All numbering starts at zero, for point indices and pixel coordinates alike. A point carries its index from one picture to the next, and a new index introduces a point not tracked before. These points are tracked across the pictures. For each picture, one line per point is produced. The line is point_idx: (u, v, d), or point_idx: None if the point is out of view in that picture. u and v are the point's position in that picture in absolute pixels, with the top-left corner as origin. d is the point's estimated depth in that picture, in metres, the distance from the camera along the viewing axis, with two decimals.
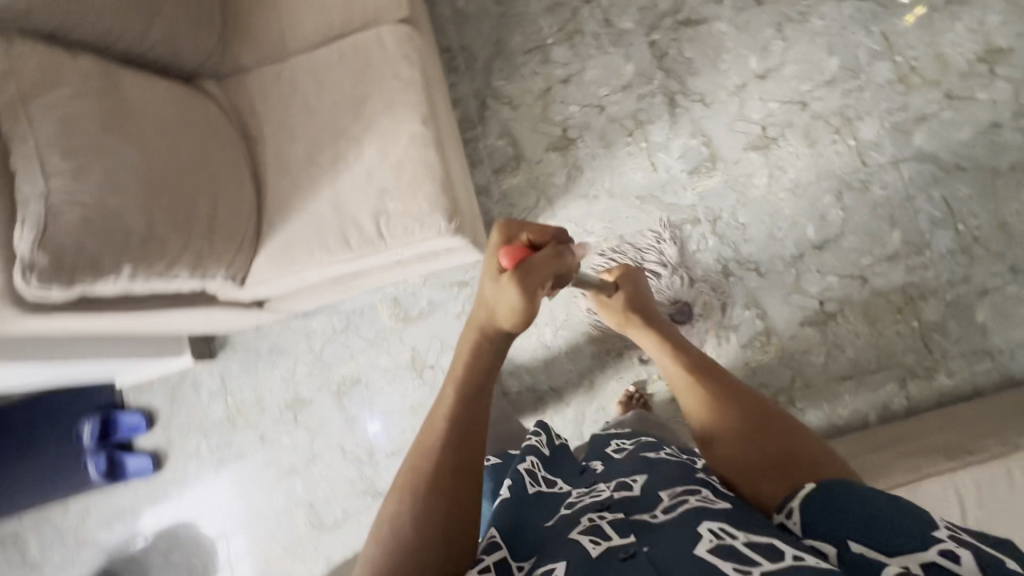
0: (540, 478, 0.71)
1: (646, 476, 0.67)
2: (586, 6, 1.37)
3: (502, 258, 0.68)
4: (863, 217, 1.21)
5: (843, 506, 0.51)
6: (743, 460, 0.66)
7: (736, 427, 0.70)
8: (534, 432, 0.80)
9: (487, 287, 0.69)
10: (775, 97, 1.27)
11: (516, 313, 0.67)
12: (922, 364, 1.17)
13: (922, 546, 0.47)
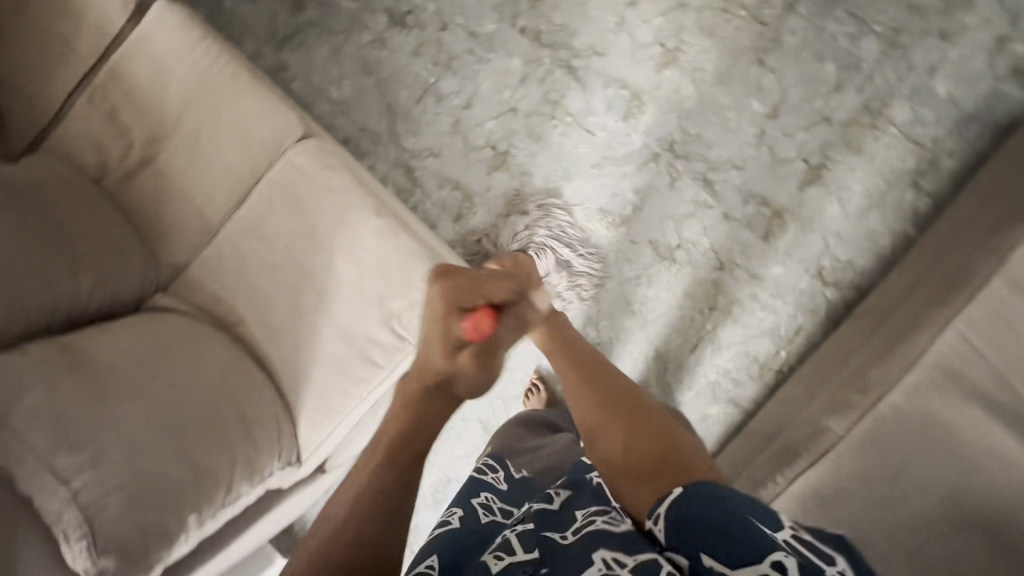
0: (495, 510, 0.74)
1: (567, 490, 0.69)
2: (445, 31, 1.37)
3: (464, 329, 0.67)
4: (793, 68, 1.23)
5: (703, 522, 0.55)
6: (624, 455, 0.68)
7: (623, 426, 0.72)
8: (489, 470, 0.85)
9: (439, 356, 0.68)
10: (654, 13, 1.28)
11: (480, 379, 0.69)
12: (921, 159, 1.19)
13: (758, 559, 0.51)
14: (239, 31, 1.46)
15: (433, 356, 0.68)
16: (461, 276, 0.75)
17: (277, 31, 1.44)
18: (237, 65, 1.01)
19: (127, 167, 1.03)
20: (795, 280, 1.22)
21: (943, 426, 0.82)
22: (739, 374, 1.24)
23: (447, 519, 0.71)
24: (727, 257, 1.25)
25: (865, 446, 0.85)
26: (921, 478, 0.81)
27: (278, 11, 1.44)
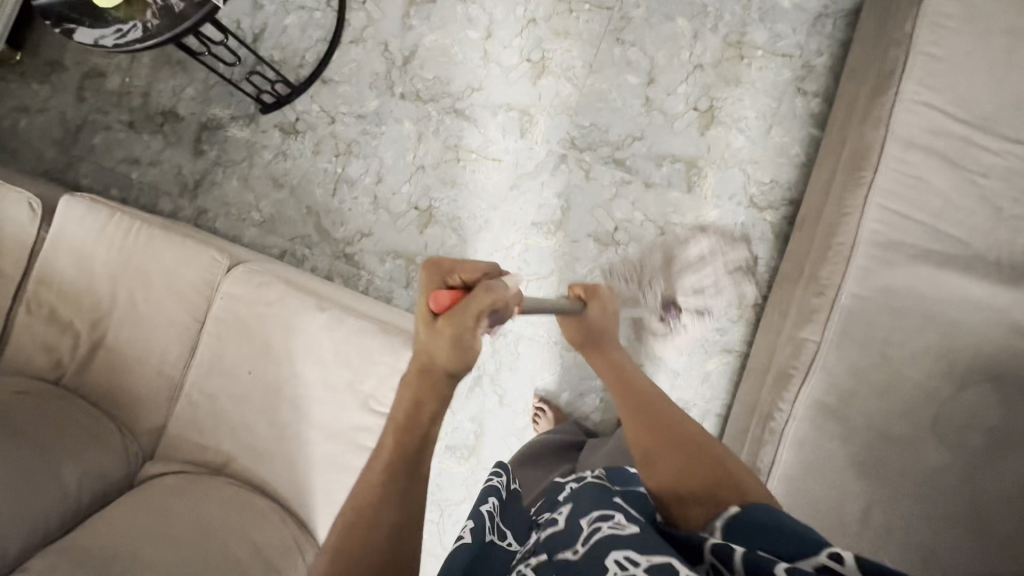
0: (495, 526, 0.66)
1: (570, 504, 0.61)
2: (335, 123, 1.44)
3: (436, 299, 0.61)
4: (650, 34, 1.31)
5: (759, 523, 0.52)
6: (676, 473, 0.66)
7: (682, 457, 0.68)
8: (497, 472, 0.74)
9: (419, 330, 0.63)
10: (511, 36, 1.37)
11: (459, 346, 0.59)
12: (796, 67, 1.25)
13: (815, 551, 0.47)
14: (153, 195, 1.53)
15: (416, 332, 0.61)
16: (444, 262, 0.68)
17: (186, 182, 1.51)
18: (150, 226, 1.06)
19: (80, 356, 1.06)
20: (733, 217, 1.25)
21: (908, 294, 0.83)
22: (721, 321, 1.25)
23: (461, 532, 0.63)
24: (663, 219, 1.28)
25: (848, 339, 0.85)
26: (905, 355, 0.83)
27: (181, 164, 1.51)
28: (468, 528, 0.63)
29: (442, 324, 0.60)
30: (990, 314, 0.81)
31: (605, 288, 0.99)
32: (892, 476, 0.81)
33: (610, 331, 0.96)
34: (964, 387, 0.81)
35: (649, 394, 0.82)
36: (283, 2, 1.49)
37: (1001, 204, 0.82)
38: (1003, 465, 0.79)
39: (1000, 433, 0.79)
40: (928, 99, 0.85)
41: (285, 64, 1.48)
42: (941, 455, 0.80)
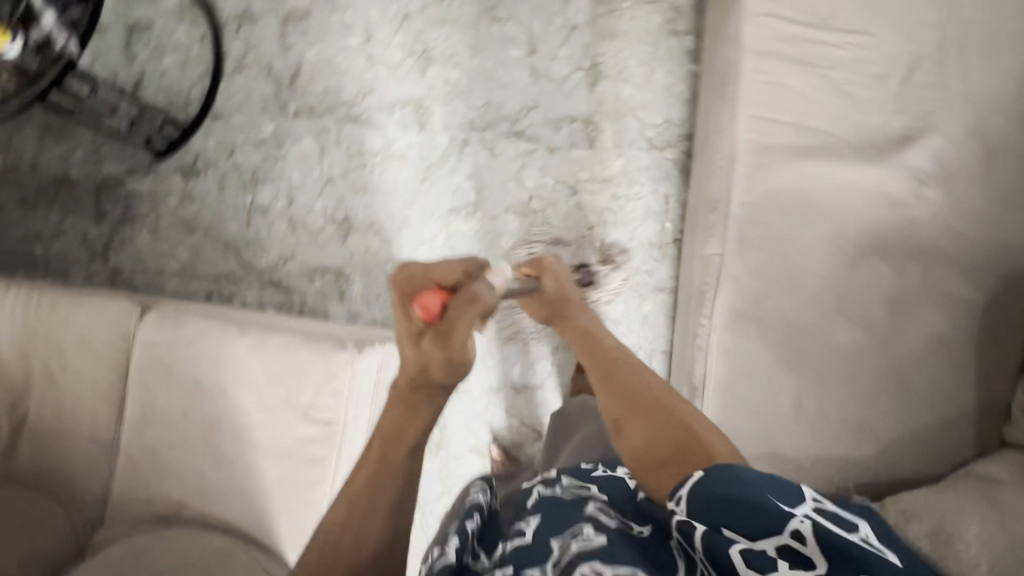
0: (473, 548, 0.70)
1: (537, 517, 0.69)
2: (235, 154, 1.42)
3: (423, 312, 0.61)
4: (521, 7, 1.35)
5: (726, 497, 0.56)
6: (645, 443, 0.66)
7: (647, 422, 0.67)
8: (479, 488, 0.79)
9: (406, 348, 0.61)
10: (391, 36, 1.39)
11: (449, 366, 0.59)
12: (662, 10, 1.31)
13: (779, 530, 0.55)
14: (62, 267, 1.47)
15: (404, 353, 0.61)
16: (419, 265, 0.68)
17: (95, 246, 1.46)
18: (52, 292, 1.02)
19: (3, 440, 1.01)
20: (637, 162, 1.30)
21: (792, 192, 0.88)
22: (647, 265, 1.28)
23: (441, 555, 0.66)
24: (573, 179, 1.31)
25: (749, 246, 0.88)
26: (801, 248, 0.87)
27: (86, 230, 1.46)
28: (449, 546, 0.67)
29: (429, 343, 0.59)
30: (866, 193, 0.86)
31: (553, 261, 1.00)
32: (813, 361, 0.86)
33: (569, 292, 0.96)
34: (857, 266, 0.86)
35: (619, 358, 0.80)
36: (157, 47, 1.47)
37: (851, 91, 0.88)
38: (906, 328, 0.85)
39: (897, 299, 0.85)
40: (768, 9, 0.91)
41: (172, 106, 1.45)
42: (852, 332, 0.86)
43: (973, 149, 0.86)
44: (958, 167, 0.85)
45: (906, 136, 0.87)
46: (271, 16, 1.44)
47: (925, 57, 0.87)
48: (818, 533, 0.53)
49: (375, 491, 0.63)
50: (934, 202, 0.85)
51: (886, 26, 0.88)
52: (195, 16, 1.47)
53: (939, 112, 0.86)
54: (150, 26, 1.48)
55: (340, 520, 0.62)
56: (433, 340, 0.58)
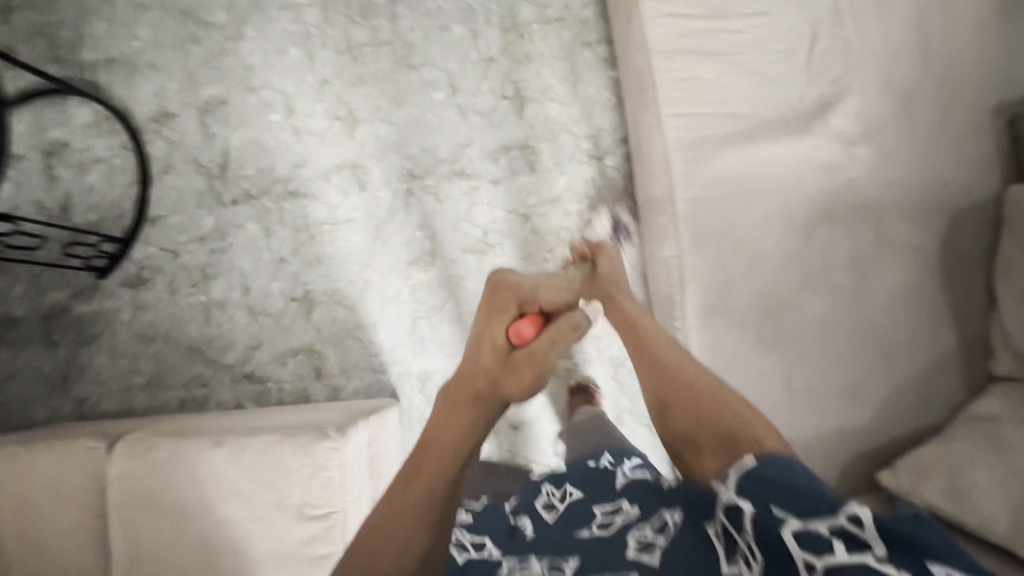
0: (470, 545, 0.80)
1: (579, 560, 0.67)
2: (180, 255, 1.38)
3: (520, 325, 0.70)
4: (434, 50, 1.36)
5: (770, 479, 0.56)
6: (693, 424, 0.69)
7: (695, 411, 0.70)
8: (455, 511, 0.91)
9: (486, 356, 0.68)
10: (313, 105, 1.38)
11: (526, 384, 0.67)
12: (570, 25, 1.33)
13: (834, 514, 0.50)
14: (22, 409, 1.39)
15: (484, 358, 0.68)
16: (524, 285, 0.73)
17: (53, 379, 1.39)
18: (12, 448, 0.96)
19: None
20: (580, 176, 1.30)
21: (732, 177, 0.88)
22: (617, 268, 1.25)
23: None
24: (522, 206, 1.31)
25: (704, 238, 0.88)
26: (753, 230, 0.87)
27: (39, 365, 1.39)
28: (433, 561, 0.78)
29: (518, 356, 0.67)
30: (802, 164, 0.87)
31: (611, 246, 0.99)
32: (793, 337, 0.85)
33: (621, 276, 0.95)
34: (811, 233, 0.87)
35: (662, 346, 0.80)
36: (79, 164, 1.43)
37: (763, 70, 0.90)
38: (872, 283, 0.85)
39: (857, 257, 0.86)
40: (666, 9, 0.92)
41: (105, 220, 1.41)
42: (823, 301, 0.86)
43: (890, 100, 0.87)
44: (881, 120, 0.87)
45: (825, 102, 0.88)
46: (189, 110, 1.42)
47: (824, 24, 0.89)
48: (877, 519, 0.48)
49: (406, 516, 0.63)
50: (868, 159, 0.86)
51: (780, 3, 0.90)
52: (112, 125, 1.44)
53: (850, 74, 0.88)
54: (66, 144, 1.44)
55: (372, 547, 0.62)
56: (525, 354, 0.67)
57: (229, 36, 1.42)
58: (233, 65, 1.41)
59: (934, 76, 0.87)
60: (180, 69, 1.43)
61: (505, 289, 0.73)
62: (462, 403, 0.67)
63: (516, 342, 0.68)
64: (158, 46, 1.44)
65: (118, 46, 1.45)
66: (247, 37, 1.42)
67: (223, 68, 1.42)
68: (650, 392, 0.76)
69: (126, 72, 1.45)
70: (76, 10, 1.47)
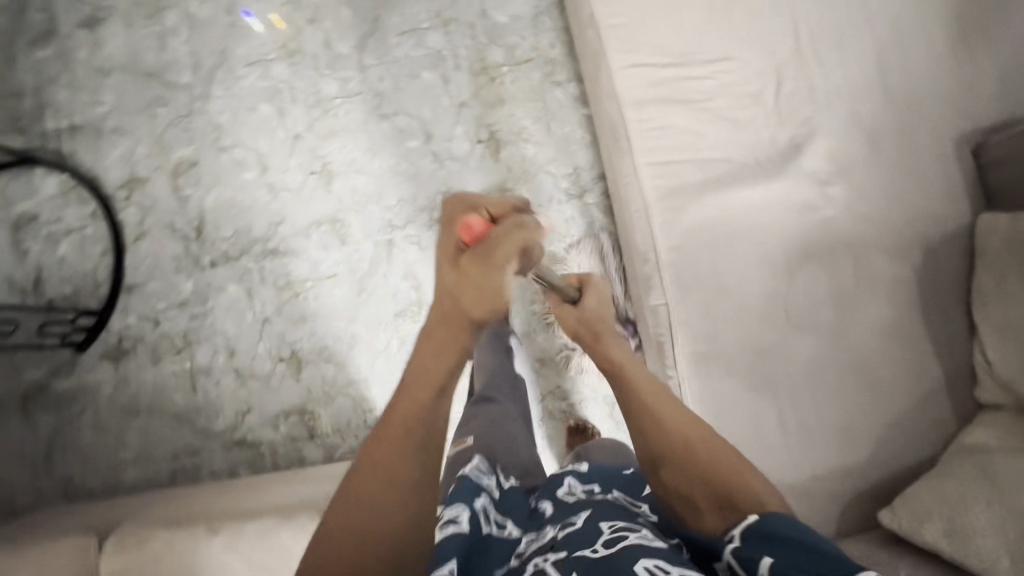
0: (491, 519, 0.75)
1: (590, 510, 0.70)
2: (161, 322, 1.35)
3: (464, 232, 0.65)
4: (406, 99, 1.36)
5: (782, 535, 0.59)
6: (692, 483, 0.70)
7: (696, 470, 0.70)
8: (480, 468, 0.82)
9: (445, 273, 0.66)
10: (287, 161, 1.37)
11: (482, 295, 0.63)
12: (539, 66, 1.34)
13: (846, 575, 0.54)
14: None
15: (443, 275, 0.65)
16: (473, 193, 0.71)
17: (37, 458, 1.33)
18: None
19: None
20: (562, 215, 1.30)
21: (711, 225, 0.89)
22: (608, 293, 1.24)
23: (451, 517, 0.71)
24: None
25: (688, 288, 0.89)
26: (736, 276, 0.88)
27: (19, 446, 1.33)
28: (459, 518, 0.70)
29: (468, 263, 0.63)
30: (778, 207, 0.88)
31: (599, 278, 0.95)
32: (783, 380, 0.86)
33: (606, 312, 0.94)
34: (792, 275, 0.88)
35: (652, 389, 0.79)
36: (49, 237, 1.40)
37: (733, 115, 0.91)
38: (856, 320, 0.86)
39: (839, 296, 0.87)
40: (632, 61, 0.93)
41: (79, 293, 1.38)
42: (809, 343, 0.87)
43: (858, 137, 0.89)
44: (850, 159, 0.89)
45: (795, 144, 0.89)
46: (160, 173, 1.39)
47: (788, 66, 0.91)
48: None
49: (384, 483, 0.62)
50: (841, 198, 0.88)
51: (744, 48, 0.92)
52: (80, 194, 1.41)
53: (817, 115, 0.90)
54: (34, 217, 1.41)
55: (342, 522, 0.60)
56: (472, 260, 0.63)
57: (197, 97, 1.41)
58: (203, 126, 1.40)
59: (899, 110, 0.89)
60: (148, 133, 1.41)
61: (454, 204, 0.71)
62: (434, 329, 0.68)
63: (468, 248, 0.65)
64: (124, 110, 1.42)
65: (83, 113, 1.43)
66: (214, 97, 1.40)
67: (192, 129, 1.40)
68: (641, 446, 0.76)
69: (92, 139, 1.42)
70: (37, 80, 1.44)
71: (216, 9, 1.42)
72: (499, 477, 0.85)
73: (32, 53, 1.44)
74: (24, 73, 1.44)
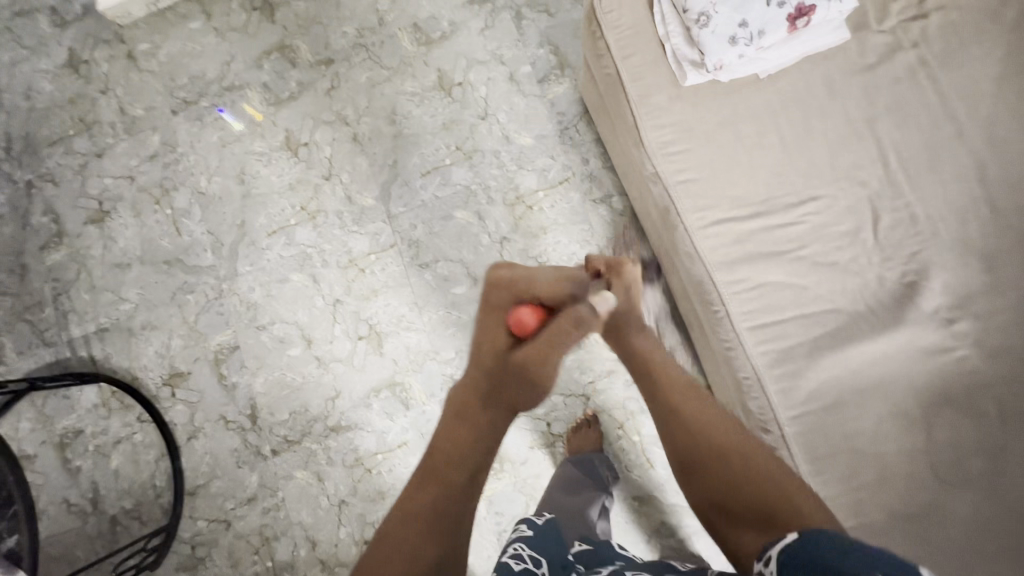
0: (527, 558, 0.81)
1: None
2: (232, 522, 1.28)
3: (527, 314, 0.82)
4: (442, 242, 1.29)
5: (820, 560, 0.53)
6: (722, 488, 0.68)
7: (727, 478, 0.68)
8: (519, 525, 0.95)
9: (505, 345, 0.82)
10: (331, 329, 1.29)
11: (530, 371, 0.79)
12: (576, 186, 1.27)
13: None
14: None
15: (505, 340, 0.82)
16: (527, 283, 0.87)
17: None
18: None
19: None
20: None
21: (833, 385, 0.82)
22: None
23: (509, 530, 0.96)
24: (580, 386, 1.23)
25: (820, 458, 0.82)
26: (870, 436, 0.81)
27: None
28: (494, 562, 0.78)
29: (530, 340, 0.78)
30: (903, 356, 0.81)
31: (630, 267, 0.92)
32: (948, 547, 0.78)
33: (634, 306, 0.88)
34: (930, 424, 0.81)
35: (687, 387, 0.79)
36: (97, 450, 1.33)
37: (832, 259, 0.84)
38: (1009, 463, 0.79)
39: (987, 441, 0.80)
40: (712, 217, 0.86)
41: (141, 504, 1.31)
42: (966, 499, 0.79)
43: (973, 263, 0.82)
44: (968, 289, 0.82)
45: (907, 282, 0.83)
46: (201, 364, 1.32)
47: (880, 197, 0.84)
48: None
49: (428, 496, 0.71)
50: (968, 335, 0.81)
51: (829, 185, 0.85)
52: (122, 399, 1.34)
53: (925, 247, 0.83)
54: (79, 431, 1.34)
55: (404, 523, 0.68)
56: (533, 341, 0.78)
57: (223, 276, 1.34)
58: (236, 305, 1.33)
59: (1011, 227, 0.82)
60: (180, 323, 1.34)
61: (507, 289, 0.87)
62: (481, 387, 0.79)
63: (524, 325, 0.81)
64: (151, 304, 1.35)
65: (108, 313, 1.36)
66: (242, 273, 1.33)
67: (225, 311, 1.33)
68: (673, 450, 0.75)
69: (123, 339, 1.35)
70: (55, 286, 1.37)
71: (226, 180, 1.36)
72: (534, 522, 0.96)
73: (44, 259, 1.38)
74: (40, 281, 1.37)
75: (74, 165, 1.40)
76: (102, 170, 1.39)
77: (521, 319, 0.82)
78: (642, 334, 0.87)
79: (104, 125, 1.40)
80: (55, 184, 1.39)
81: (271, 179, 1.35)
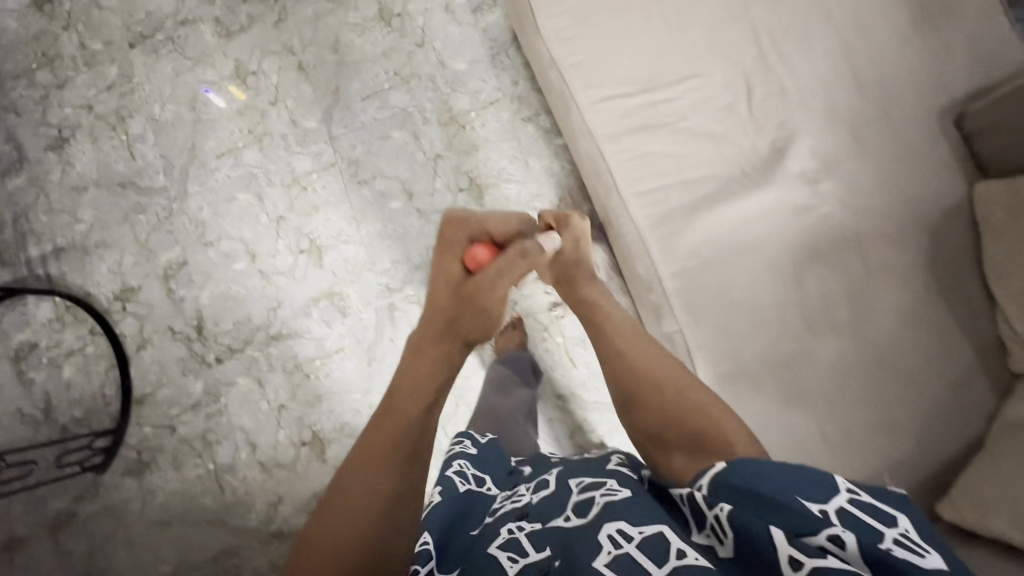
0: (470, 477, 0.83)
1: (585, 476, 0.73)
2: (177, 428, 1.33)
3: (479, 250, 0.81)
4: (379, 160, 1.36)
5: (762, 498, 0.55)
6: (664, 421, 0.71)
7: (677, 420, 0.70)
8: (461, 442, 0.94)
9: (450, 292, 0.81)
10: (274, 244, 1.36)
11: (479, 317, 0.80)
12: (505, 106, 1.35)
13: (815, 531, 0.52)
14: None
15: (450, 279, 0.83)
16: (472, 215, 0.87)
17: None
18: None
19: None
20: None
21: (711, 244, 0.88)
22: None
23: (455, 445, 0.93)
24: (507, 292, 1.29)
25: (699, 310, 0.88)
26: (746, 288, 0.87)
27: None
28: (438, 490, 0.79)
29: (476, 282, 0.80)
30: (775, 214, 0.88)
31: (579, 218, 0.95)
32: (813, 388, 0.84)
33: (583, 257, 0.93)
34: (801, 278, 0.86)
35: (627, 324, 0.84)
36: (52, 362, 1.38)
37: (710, 130, 0.90)
38: (874, 311, 0.85)
39: (853, 291, 0.85)
40: (601, 94, 0.93)
41: (91, 413, 1.36)
42: (834, 346, 0.85)
43: (839, 130, 0.89)
44: (834, 154, 0.89)
45: (778, 147, 0.89)
46: (151, 280, 1.39)
47: (754, 73, 0.91)
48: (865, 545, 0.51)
49: (373, 467, 0.64)
50: (834, 195, 0.88)
51: (708, 63, 0.92)
52: (75, 313, 1.40)
53: (792, 115, 0.90)
54: (34, 344, 1.39)
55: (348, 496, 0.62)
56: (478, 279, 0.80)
57: (174, 196, 1.41)
58: (185, 224, 1.39)
59: (874, 97, 0.89)
60: (132, 242, 1.40)
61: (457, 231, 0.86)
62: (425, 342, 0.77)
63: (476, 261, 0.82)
64: (105, 224, 1.42)
65: (64, 234, 1.42)
66: (191, 194, 1.40)
67: (175, 230, 1.39)
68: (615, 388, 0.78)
69: (77, 258, 1.41)
70: (14, 210, 1.44)
71: (178, 108, 1.43)
72: (475, 437, 0.96)
73: (5, 185, 1.44)
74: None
75: (35, 97, 1.47)
76: (62, 101, 1.46)
77: (473, 257, 0.82)
78: (589, 281, 0.91)
79: (65, 59, 1.48)
80: (17, 115, 1.47)
81: (220, 106, 1.42)
